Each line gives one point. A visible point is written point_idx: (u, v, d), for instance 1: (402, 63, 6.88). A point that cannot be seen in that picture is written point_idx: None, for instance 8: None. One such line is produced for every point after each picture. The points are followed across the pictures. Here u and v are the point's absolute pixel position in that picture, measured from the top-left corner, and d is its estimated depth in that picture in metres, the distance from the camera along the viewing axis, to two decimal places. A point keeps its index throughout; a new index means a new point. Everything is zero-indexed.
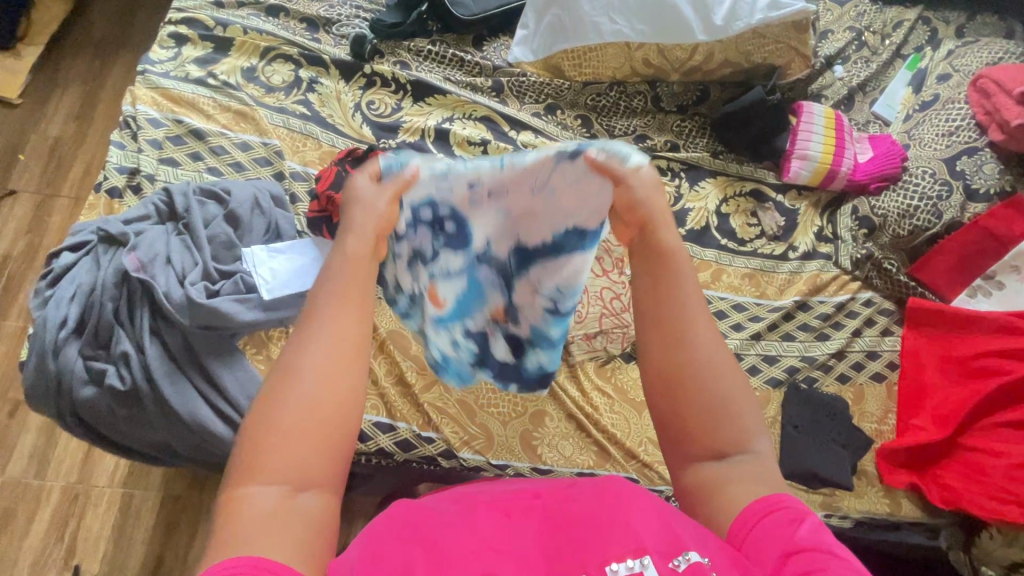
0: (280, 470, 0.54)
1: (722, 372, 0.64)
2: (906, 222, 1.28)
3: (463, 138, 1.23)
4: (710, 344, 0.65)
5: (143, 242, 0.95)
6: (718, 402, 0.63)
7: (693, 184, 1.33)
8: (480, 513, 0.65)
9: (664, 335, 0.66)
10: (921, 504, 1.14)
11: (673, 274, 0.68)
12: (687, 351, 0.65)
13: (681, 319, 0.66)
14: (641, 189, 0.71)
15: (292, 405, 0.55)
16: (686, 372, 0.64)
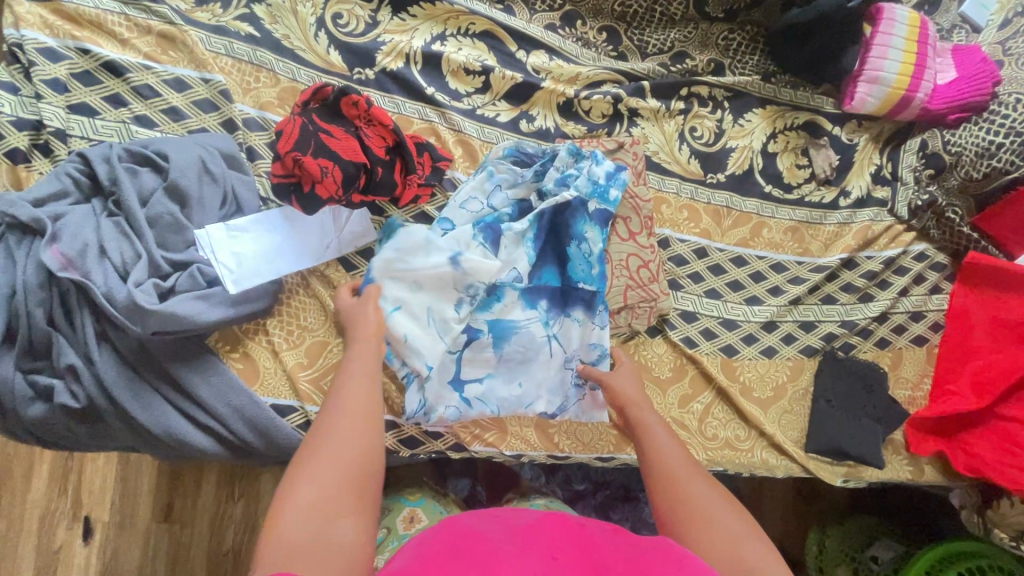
0: (312, 504, 0.59)
1: (724, 509, 0.70)
2: (983, 162, 1.08)
3: (458, 66, 0.98)
4: (707, 490, 0.72)
5: (66, 231, 0.75)
6: (726, 538, 0.67)
7: (737, 116, 1.11)
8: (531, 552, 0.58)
9: (666, 482, 0.73)
10: (943, 469, 1.11)
11: (672, 459, 0.76)
12: (693, 494, 0.71)
13: (671, 466, 0.75)
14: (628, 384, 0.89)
15: (329, 455, 0.63)
16: (696, 510, 0.69)
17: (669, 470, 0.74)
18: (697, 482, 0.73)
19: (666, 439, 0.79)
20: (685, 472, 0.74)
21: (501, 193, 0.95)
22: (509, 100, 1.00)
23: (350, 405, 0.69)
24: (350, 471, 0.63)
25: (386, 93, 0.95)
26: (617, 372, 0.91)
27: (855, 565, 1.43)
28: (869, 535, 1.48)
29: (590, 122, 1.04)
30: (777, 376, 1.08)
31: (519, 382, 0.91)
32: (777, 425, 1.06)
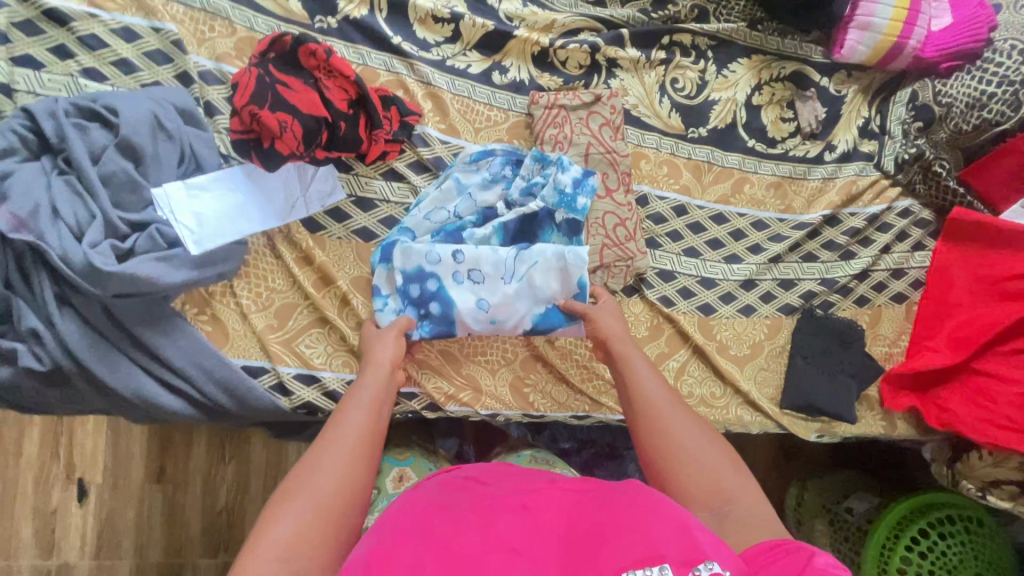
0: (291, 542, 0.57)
1: (709, 452, 0.70)
2: (973, 113, 1.03)
3: (426, 13, 0.93)
4: (688, 424, 0.73)
5: (14, 189, 0.72)
6: (709, 471, 0.68)
7: (721, 67, 1.06)
8: (498, 505, 0.57)
9: (646, 417, 0.75)
10: (915, 423, 1.13)
11: (653, 406, 0.75)
12: (674, 430, 0.72)
13: (654, 399, 0.76)
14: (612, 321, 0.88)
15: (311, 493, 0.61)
16: (676, 442, 0.71)
17: (648, 400, 0.76)
18: (677, 416, 0.74)
19: (648, 376, 0.79)
20: (664, 403, 0.76)
21: (467, 199, 0.90)
22: (480, 51, 0.96)
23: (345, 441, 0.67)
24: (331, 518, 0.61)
25: (349, 43, 0.91)
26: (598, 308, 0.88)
27: (831, 517, 1.47)
28: (846, 490, 1.51)
29: (566, 73, 0.99)
30: (754, 334, 1.07)
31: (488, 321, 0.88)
32: (753, 383, 1.06)
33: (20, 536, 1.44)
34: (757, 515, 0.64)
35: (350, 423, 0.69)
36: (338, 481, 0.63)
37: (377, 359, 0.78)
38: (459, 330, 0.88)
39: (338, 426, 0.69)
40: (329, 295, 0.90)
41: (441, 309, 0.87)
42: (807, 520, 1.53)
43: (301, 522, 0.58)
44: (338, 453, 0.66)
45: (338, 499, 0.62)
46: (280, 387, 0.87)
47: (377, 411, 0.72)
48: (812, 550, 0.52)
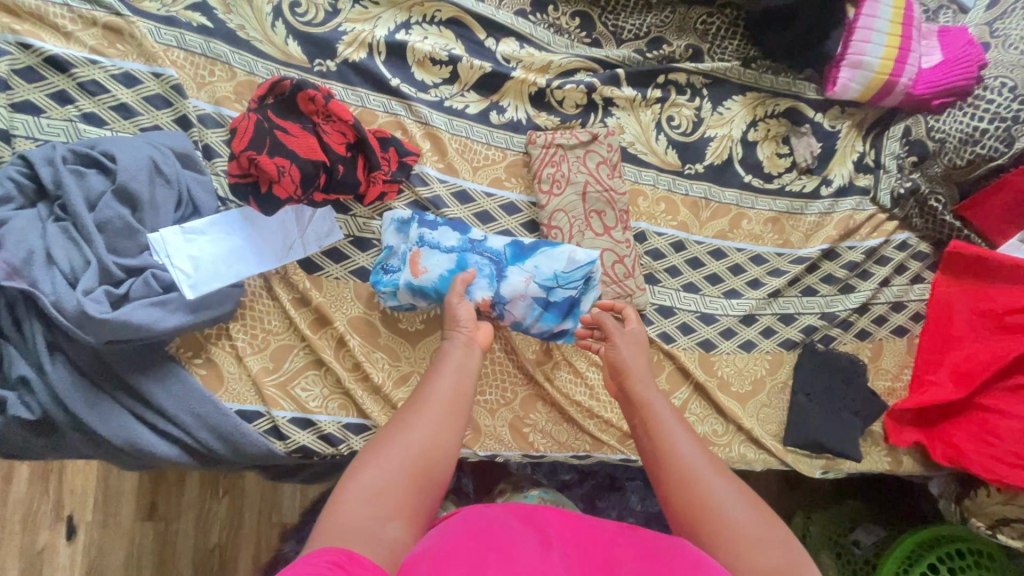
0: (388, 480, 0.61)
1: (753, 517, 0.61)
2: (967, 149, 1.05)
3: (424, 55, 0.94)
4: (731, 494, 0.63)
5: (9, 237, 0.72)
6: (761, 554, 0.58)
7: (716, 104, 1.07)
8: (549, 544, 0.56)
9: (676, 475, 0.65)
10: (922, 460, 1.11)
11: (682, 464, 0.66)
12: (706, 488, 0.63)
13: (685, 464, 0.66)
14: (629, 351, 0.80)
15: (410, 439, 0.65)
16: (721, 523, 0.60)
17: (681, 465, 0.66)
18: (716, 480, 0.64)
19: (670, 419, 0.71)
20: (702, 466, 0.65)
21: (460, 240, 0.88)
22: (478, 91, 0.97)
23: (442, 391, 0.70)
24: (428, 461, 0.64)
25: (348, 85, 0.91)
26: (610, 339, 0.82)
27: (838, 550, 1.45)
28: (851, 521, 1.49)
29: (563, 112, 1.00)
30: (756, 370, 1.06)
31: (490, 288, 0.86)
32: (755, 420, 1.05)
33: None
34: None
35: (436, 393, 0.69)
36: (422, 448, 0.65)
37: (459, 321, 0.78)
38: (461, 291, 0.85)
39: (424, 397, 0.69)
40: (325, 336, 0.89)
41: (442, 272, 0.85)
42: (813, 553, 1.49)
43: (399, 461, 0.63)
44: (421, 423, 0.66)
45: (421, 465, 0.64)
46: (275, 432, 0.85)
47: (461, 389, 0.72)
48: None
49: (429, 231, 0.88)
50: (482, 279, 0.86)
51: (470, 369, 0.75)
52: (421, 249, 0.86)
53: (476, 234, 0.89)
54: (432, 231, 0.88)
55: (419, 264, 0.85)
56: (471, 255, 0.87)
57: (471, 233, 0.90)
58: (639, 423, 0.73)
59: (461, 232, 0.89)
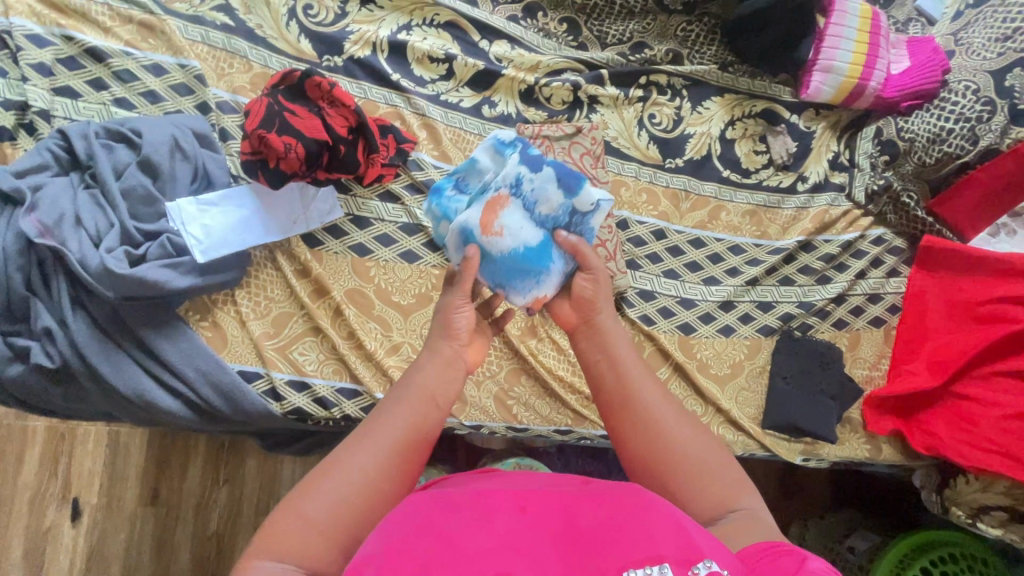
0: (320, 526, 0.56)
1: (697, 445, 0.67)
2: (935, 147, 1.12)
3: (422, 54, 1.03)
4: (683, 430, 0.68)
5: (44, 201, 0.80)
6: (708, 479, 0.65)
7: (695, 104, 1.15)
8: (495, 503, 0.53)
9: (625, 403, 0.69)
10: (901, 448, 1.13)
11: (635, 392, 0.69)
12: (653, 411, 0.68)
13: (642, 397, 0.69)
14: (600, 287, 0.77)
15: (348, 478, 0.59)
16: (674, 453, 0.66)
17: (632, 395, 0.69)
18: (671, 419, 0.68)
19: (626, 352, 0.73)
20: (661, 405, 0.69)
21: (551, 209, 0.74)
22: (472, 87, 1.05)
23: (396, 422, 0.64)
24: (366, 504, 0.59)
25: (352, 79, 1.01)
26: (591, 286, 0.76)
27: (832, 556, 1.43)
28: (848, 527, 1.48)
29: (550, 108, 1.08)
30: (735, 354, 1.11)
31: (547, 261, 0.73)
32: (733, 402, 1.09)
33: (11, 556, 1.45)
34: (755, 516, 0.63)
35: (388, 424, 0.63)
36: (360, 491, 0.59)
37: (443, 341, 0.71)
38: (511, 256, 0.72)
39: (375, 427, 0.63)
40: (323, 306, 0.95)
41: (518, 229, 0.72)
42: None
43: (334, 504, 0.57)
44: (364, 460, 0.61)
45: (355, 508, 0.58)
46: (272, 393, 0.91)
47: (419, 421, 0.65)
48: (802, 554, 0.53)
49: (531, 177, 0.72)
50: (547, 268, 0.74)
51: (435, 395, 0.68)
52: (509, 202, 0.72)
53: (585, 203, 0.73)
54: (533, 180, 0.72)
55: (497, 220, 0.71)
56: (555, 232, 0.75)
57: (579, 201, 0.74)
58: (593, 352, 0.75)
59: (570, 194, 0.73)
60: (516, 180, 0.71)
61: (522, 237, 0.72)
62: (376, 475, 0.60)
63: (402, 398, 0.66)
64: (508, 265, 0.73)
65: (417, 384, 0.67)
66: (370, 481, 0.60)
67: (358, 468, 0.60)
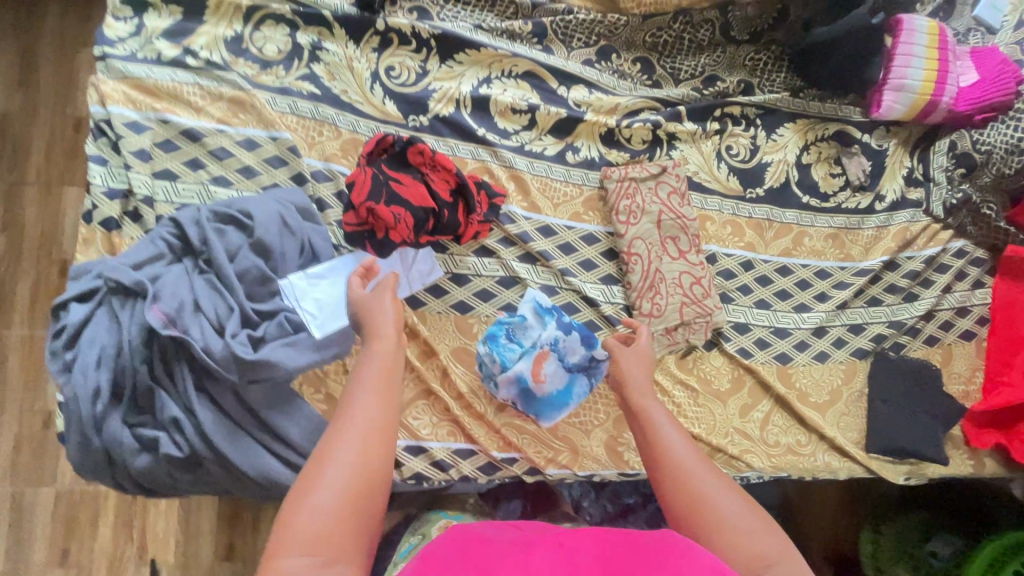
0: (319, 531, 0.56)
1: (734, 504, 0.65)
2: (1013, 159, 1.11)
3: (506, 106, 1.03)
4: (718, 487, 0.67)
5: (165, 291, 0.80)
6: (730, 528, 0.62)
7: (770, 132, 1.15)
8: (535, 544, 0.58)
9: (666, 464, 0.70)
10: (1004, 461, 1.12)
11: (674, 455, 0.71)
12: (692, 474, 0.68)
13: (679, 460, 0.70)
14: (634, 369, 0.85)
15: (335, 480, 0.59)
16: (695, 499, 0.66)
17: (676, 460, 0.70)
18: (706, 476, 0.68)
19: (667, 423, 0.75)
20: (698, 467, 0.69)
21: (578, 358, 0.93)
22: (554, 135, 1.05)
23: (367, 409, 0.65)
24: (360, 498, 0.60)
25: (440, 137, 1.01)
26: (621, 351, 0.88)
27: (913, 563, 1.41)
28: (924, 532, 1.45)
29: (631, 148, 1.08)
30: (832, 380, 1.10)
31: (570, 397, 0.92)
32: (836, 428, 1.08)
33: None
34: None
35: (360, 411, 0.65)
36: (354, 479, 0.60)
37: (381, 330, 0.75)
38: (544, 393, 0.90)
39: (347, 417, 0.64)
40: (431, 367, 0.95)
41: (554, 374, 0.91)
42: (887, 569, 1.44)
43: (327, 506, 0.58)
44: (345, 454, 0.61)
45: (351, 505, 0.59)
46: (391, 460, 0.91)
47: (386, 402, 0.67)
48: None
49: (564, 338, 0.92)
50: (569, 404, 0.92)
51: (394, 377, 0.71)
52: (550, 355, 0.90)
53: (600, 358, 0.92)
54: (567, 339, 0.92)
55: (541, 369, 0.90)
56: (579, 376, 0.93)
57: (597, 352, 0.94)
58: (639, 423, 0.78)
59: (590, 351, 0.92)
60: (554, 341, 0.91)
61: (555, 381, 0.91)
62: (369, 458, 0.62)
63: (370, 384, 0.68)
64: (542, 402, 0.91)
65: (378, 364, 0.70)
66: (362, 463, 0.61)
67: (339, 470, 0.60)
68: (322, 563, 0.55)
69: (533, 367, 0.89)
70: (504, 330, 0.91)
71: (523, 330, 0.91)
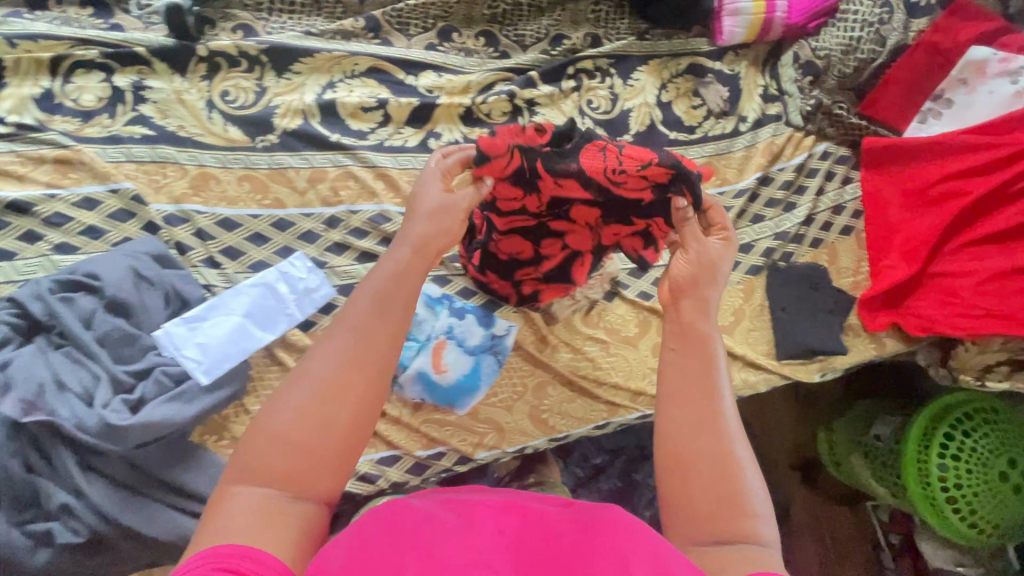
0: (287, 440, 0.53)
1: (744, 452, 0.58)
2: (851, 57, 1.19)
3: (354, 107, 1.01)
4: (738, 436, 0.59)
5: (18, 376, 0.75)
6: (714, 477, 0.57)
7: (625, 78, 1.17)
8: (476, 522, 0.52)
9: (677, 344, 0.65)
10: (901, 336, 1.20)
11: (715, 369, 0.63)
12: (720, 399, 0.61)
13: (709, 374, 0.62)
14: (695, 252, 0.71)
15: (309, 385, 0.55)
16: (716, 428, 0.59)
17: (715, 374, 0.62)
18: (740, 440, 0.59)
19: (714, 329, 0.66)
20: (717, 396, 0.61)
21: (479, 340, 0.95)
22: (412, 125, 1.04)
23: (353, 319, 0.59)
24: (329, 412, 0.55)
25: (295, 152, 0.98)
26: (688, 243, 0.72)
27: (864, 449, 1.49)
28: (868, 418, 1.54)
29: (493, 123, 1.08)
30: (733, 301, 1.14)
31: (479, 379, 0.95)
32: (745, 345, 1.13)
33: None
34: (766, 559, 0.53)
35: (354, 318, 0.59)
36: (312, 404, 0.55)
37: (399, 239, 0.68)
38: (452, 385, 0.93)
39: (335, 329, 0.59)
40: None
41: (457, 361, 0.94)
42: (844, 460, 1.53)
43: (300, 415, 0.54)
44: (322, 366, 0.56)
45: (312, 422, 0.54)
46: None
47: (378, 317, 0.60)
48: None
49: None
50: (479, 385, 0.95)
51: (393, 293, 0.62)
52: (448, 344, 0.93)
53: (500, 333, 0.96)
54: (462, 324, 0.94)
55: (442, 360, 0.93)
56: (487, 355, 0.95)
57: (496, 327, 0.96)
58: (676, 316, 0.68)
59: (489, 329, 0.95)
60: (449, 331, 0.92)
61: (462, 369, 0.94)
62: (315, 407, 0.55)
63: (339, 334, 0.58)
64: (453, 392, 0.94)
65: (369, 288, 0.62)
66: (307, 410, 0.54)
67: (308, 385, 0.55)
68: (285, 497, 0.53)
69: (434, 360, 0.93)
70: None
71: (418, 326, 0.93)
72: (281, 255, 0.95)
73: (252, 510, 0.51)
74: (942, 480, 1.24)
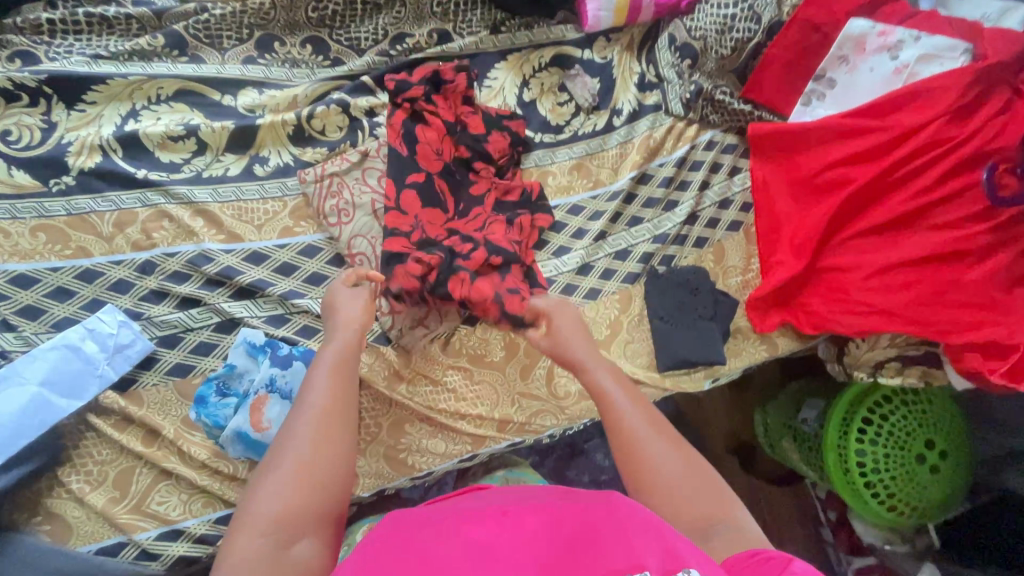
0: (272, 507, 0.61)
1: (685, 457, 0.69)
2: (727, 37, 1.09)
3: (161, 137, 0.92)
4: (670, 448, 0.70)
5: None
6: (673, 477, 0.67)
7: (482, 78, 1.09)
8: (476, 513, 0.55)
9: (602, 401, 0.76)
10: (796, 334, 1.12)
11: (626, 407, 0.75)
12: (639, 423, 0.73)
13: (631, 415, 0.74)
14: (585, 350, 0.82)
15: (289, 452, 0.65)
16: (646, 451, 0.70)
17: (624, 420, 0.73)
18: (654, 442, 0.70)
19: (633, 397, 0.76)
20: (652, 429, 0.72)
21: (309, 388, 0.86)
22: (233, 151, 0.95)
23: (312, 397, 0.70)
24: (308, 468, 0.63)
25: (95, 193, 0.89)
26: (568, 328, 0.85)
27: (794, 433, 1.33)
28: (799, 399, 1.36)
29: (328, 139, 0.99)
30: (609, 313, 1.07)
31: None
32: (622, 359, 1.06)
33: None
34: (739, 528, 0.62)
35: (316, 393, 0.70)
36: (301, 461, 0.64)
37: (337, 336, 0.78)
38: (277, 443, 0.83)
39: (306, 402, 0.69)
40: (163, 446, 0.86)
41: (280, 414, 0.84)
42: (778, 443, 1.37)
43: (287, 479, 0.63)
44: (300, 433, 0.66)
45: (298, 479, 0.63)
46: (145, 554, 0.82)
47: (339, 392, 0.71)
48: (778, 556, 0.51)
49: (282, 374, 0.85)
50: None
51: (349, 379, 0.73)
52: (269, 397, 0.84)
53: None
54: (286, 374, 0.85)
55: (264, 417, 0.83)
56: None
57: None
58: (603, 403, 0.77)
59: None
60: (269, 382, 0.84)
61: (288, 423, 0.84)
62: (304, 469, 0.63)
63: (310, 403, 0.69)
64: None
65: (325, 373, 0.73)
66: (293, 478, 0.63)
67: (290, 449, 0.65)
68: (280, 546, 0.58)
69: (252, 416, 0.83)
70: (216, 387, 0.87)
71: (240, 378, 0.87)
72: (88, 309, 0.87)
73: (252, 561, 0.56)
74: (861, 465, 1.13)
